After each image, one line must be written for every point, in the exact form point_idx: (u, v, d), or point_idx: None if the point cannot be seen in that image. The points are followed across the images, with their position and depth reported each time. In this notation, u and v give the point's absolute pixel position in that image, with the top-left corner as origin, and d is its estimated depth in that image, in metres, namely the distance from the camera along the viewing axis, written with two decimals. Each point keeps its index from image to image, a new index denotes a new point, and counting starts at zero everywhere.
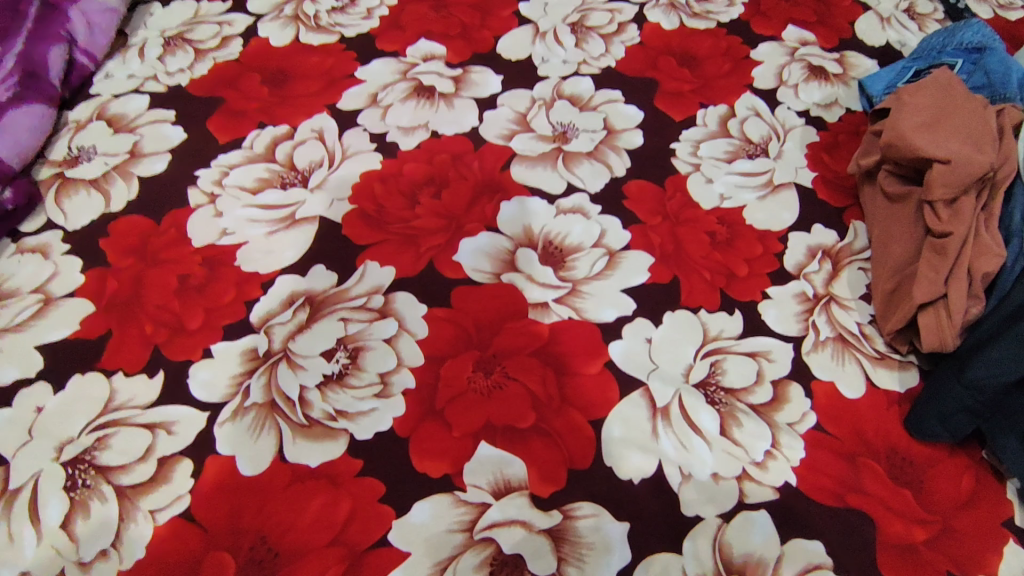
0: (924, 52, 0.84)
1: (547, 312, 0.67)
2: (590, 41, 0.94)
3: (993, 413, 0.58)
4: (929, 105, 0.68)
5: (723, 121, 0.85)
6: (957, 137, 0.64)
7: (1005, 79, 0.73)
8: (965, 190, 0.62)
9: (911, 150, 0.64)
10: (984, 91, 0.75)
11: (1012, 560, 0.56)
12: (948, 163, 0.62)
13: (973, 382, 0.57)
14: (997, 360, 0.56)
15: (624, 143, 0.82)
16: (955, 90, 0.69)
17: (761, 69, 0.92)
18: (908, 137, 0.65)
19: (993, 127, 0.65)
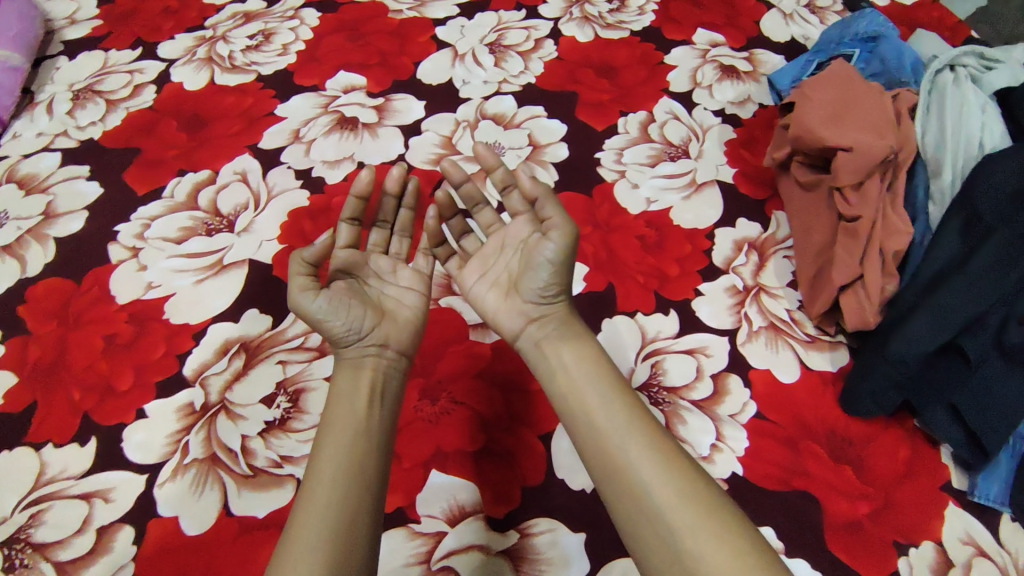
0: (825, 44, 0.88)
1: (488, 331, 0.67)
2: (509, 59, 0.96)
3: (919, 386, 0.61)
4: (833, 95, 0.70)
5: (644, 127, 0.88)
6: (860, 124, 0.67)
7: (900, 65, 0.78)
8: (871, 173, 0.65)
9: (817, 141, 0.67)
10: (881, 79, 0.79)
11: (954, 522, 0.58)
12: (852, 150, 0.65)
13: (897, 356, 0.60)
14: (916, 334, 0.59)
15: (550, 158, 0.84)
16: (853, 80, 0.71)
17: (676, 73, 0.95)
18: (814, 129, 0.68)
19: (894, 111, 0.68)
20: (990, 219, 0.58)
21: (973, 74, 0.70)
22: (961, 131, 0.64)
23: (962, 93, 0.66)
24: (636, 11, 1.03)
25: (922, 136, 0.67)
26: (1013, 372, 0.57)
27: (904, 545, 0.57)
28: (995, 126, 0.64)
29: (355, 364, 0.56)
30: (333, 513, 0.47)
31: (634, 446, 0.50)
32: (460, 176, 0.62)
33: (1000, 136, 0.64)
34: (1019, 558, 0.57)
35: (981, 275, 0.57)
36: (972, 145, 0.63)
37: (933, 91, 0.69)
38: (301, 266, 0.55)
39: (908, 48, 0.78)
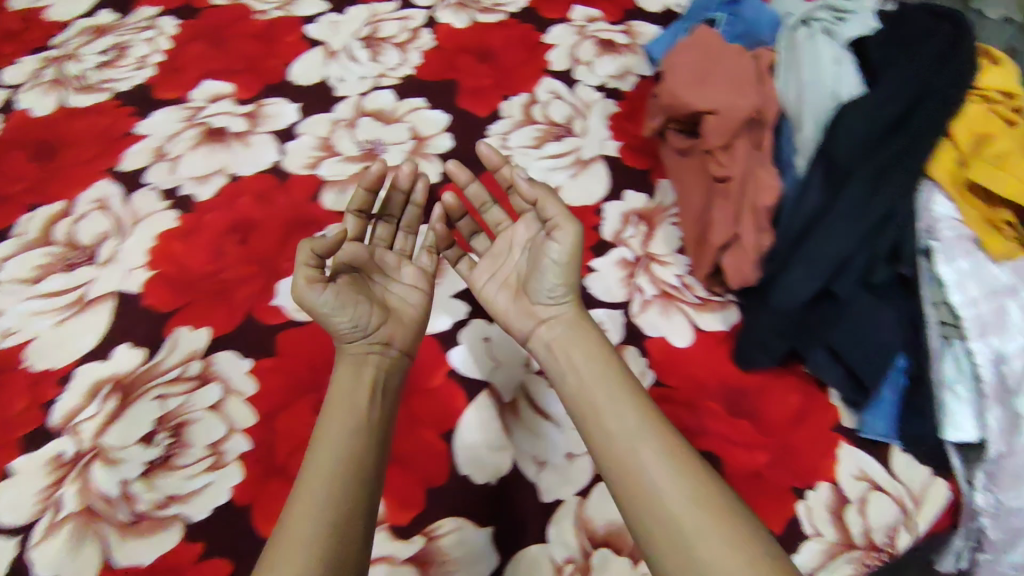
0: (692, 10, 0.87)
1: None
2: (385, 53, 0.93)
3: (802, 331, 0.63)
4: (697, 61, 0.71)
5: (527, 109, 0.87)
6: (723, 86, 0.68)
7: (761, 27, 0.80)
8: (737, 133, 0.66)
9: (684, 107, 0.68)
10: (746, 40, 0.81)
11: (847, 461, 0.60)
12: (716, 113, 0.66)
13: (777, 308, 0.63)
14: (794, 283, 0.61)
15: (434, 149, 0.82)
16: (714, 44, 0.72)
17: (555, 52, 0.94)
18: (679, 95, 0.68)
19: (754, 70, 0.69)
20: (846, 165, 0.62)
21: (826, 26, 0.72)
22: (817, 85, 0.66)
23: (816, 47, 0.68)
24: None
25: (783, 93, 0.69)
26: (880, 307, 0.60)
27: (802, 489, 0.59)
28: (850, 77, 0.66)
29: (362, 357, 0.58)
30: (334, 507, 0.48)
31: (645, 451, 0.51)
32: (464, 178, 0.68)
33: (855, 86, 0.65)
34: (912, 486, 0.60)
35: (844, 221, 0.60)
36: (827, 96, 0.65)
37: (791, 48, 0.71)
38: (306, 262, 0.55)
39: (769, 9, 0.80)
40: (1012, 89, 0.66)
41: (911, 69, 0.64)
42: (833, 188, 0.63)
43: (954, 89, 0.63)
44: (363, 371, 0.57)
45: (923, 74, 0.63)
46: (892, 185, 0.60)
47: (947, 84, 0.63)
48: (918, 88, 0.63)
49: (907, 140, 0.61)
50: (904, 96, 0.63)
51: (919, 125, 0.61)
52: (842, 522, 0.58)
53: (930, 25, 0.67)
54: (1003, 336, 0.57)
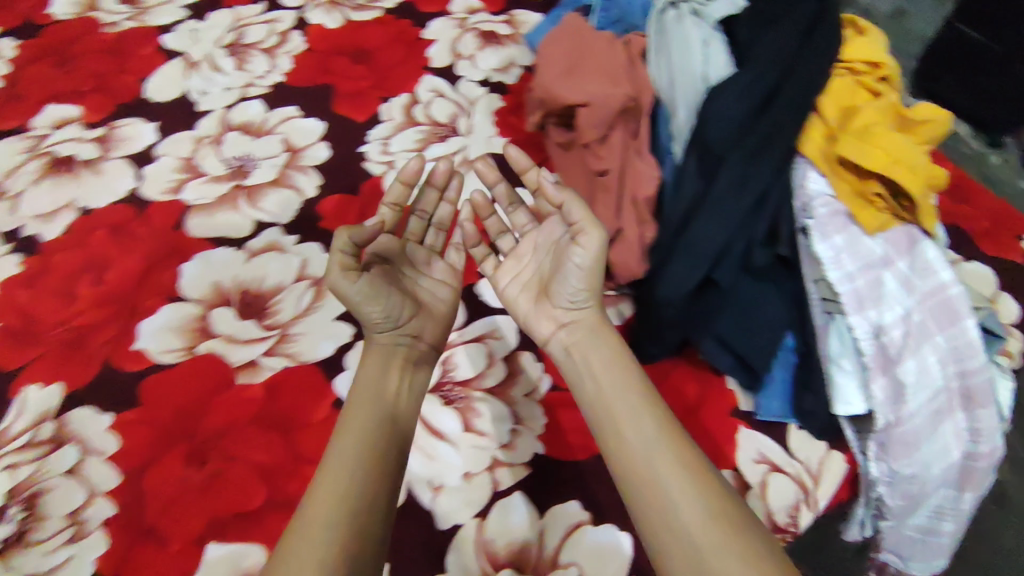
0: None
1: (258, 370, 0.62)
2: (252, 60, 0.87)
3: (692, 321, 0.61)
4: (568, 51, 0.69)
5: (408, 110, 0.83)
6: (594, 77, 0.66)
7: (631, 10, 0.75)
8: (611, 125, 0.65)
9: (558, 101, 0.66)
10: (619, 26, 0.77)
11: (746, 445, 0.60)
12: (588, 105, 0.64)
13: (665, 299, 0.59)
14: (676, 274, 0.59)
15: (310, 161, 0.77)
16: (584, 33, 0.70)
17: (436, 47, 0.90)
18: (552, 89, 0.66)
19: (625, 59, 0.68)
20: (717, 148, 0.60)
21: (695, 7, 0.70)
22: (685, 69, 0.65)
23: (684, 30, 0.66)
24: None
25: (656, 78, 0.67)
26: (762, 290, 0.61)
27: None
28: (720, 58, 0.64)
29: (389, 349, 0.58)
30: (342, 524, 0.45)
31: (664, 461, 0.49)
32: (494, 177, 0.66)
33: (724, 67, 0.64)
34: (809, 464, 0.60)
35: (721, 206, 0.59)
36: (696, 79, 0.64)
37: (661, 32, 0.69)
38: (345, 246, 0.54)
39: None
40: (881, 61, 0.65)
41: (776, 47, 0.63)
42: (708, 173, 0.62)
43: (818, 66, 0.62)
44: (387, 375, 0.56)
45: (787, 51, 0.63)
46: (763, 166, 0.59)
47: (811, 67, 0.63)
48: (784, 66, 0.62)
49: (776, 120, 0.61)
50: (772, 74, 0.62)
51: (786, 103, 0.61)
52: None
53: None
54: (878, 308, 0.57)
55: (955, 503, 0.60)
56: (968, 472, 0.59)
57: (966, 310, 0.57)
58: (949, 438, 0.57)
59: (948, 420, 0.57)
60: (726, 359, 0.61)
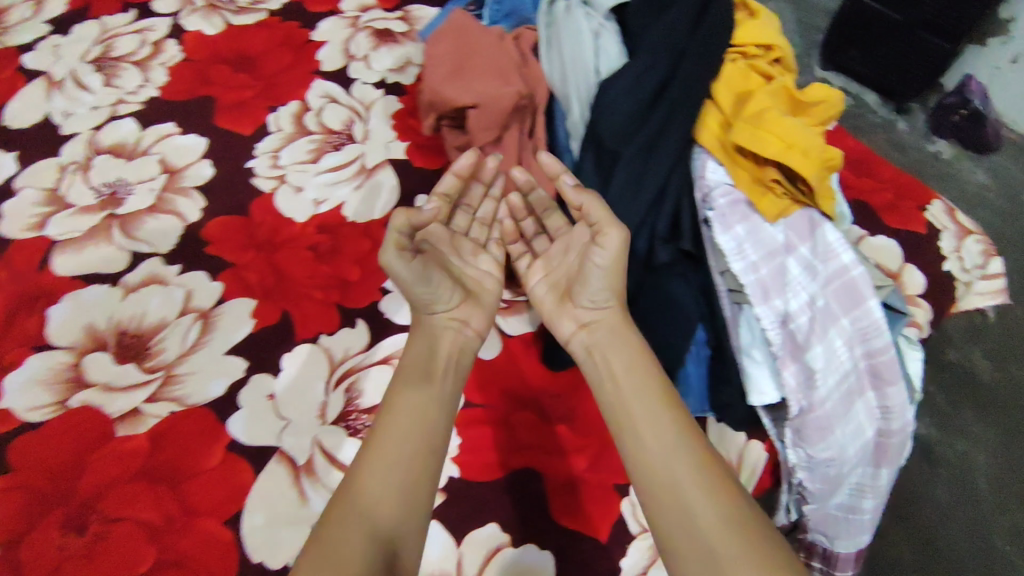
0: None
1: (141, 419, 0.56)
2: (123, 75, 0.81)
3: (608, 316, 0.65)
4: (452, 51, 0.66)
5: (298, 119, 0.77)
6: (482, 75, 0.63)
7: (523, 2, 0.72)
8: (504, 127, 0.62)
9: (447, 104, 0.63)
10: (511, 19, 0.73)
11: None
12: (478, 107, 0.61)
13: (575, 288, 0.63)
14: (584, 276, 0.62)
15: (191, 181, 0.71)
16: (470, 28, 0.67)
17: (326, 49, 0.85)
18: (440, 93, 0.63)
19: (515, 55, 0.65)
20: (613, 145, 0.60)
21: None
22: (578, 63, 0.63)
23: (574, 21, 0.64)
24: None
25: (549, 72, 0.65)
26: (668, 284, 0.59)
27: (625, 485, 0.57)
28: (612, 49, 0.63)
29: (436, 332, 0.58)
30: (376, 552, 0.45)
31: (682, 465, 0.50)
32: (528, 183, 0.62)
33: (617, 56, 0.63)
34: (729, 457, 0.60)
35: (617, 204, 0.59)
36: (590, 73, 0.63)
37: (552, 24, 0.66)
38: (399, 228, 0.53)
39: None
40: (772, 43, 0.64)
41: (666, 35, 0.62)
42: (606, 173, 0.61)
43: (708, 52, 0.61)
44: (430, 369, 0.55)
45: (677, 38, 0.61)
46: (659, 160, 0.59)
47: (703, 47, 0.61)
48: (675, 54, 0.61)
49: (670, 111, 0.60)
50: (663, 63, 0.61)
51: (680, 93, 0.60)
52: None
53: None
54: (783, 296, 0.56)
55: (873, 479, 0.60)
56: (883, 448, 0.58)
57: (869, 292, 0.55)
58: (862, 417, 0.56)
59: (859, 401, 0.56)
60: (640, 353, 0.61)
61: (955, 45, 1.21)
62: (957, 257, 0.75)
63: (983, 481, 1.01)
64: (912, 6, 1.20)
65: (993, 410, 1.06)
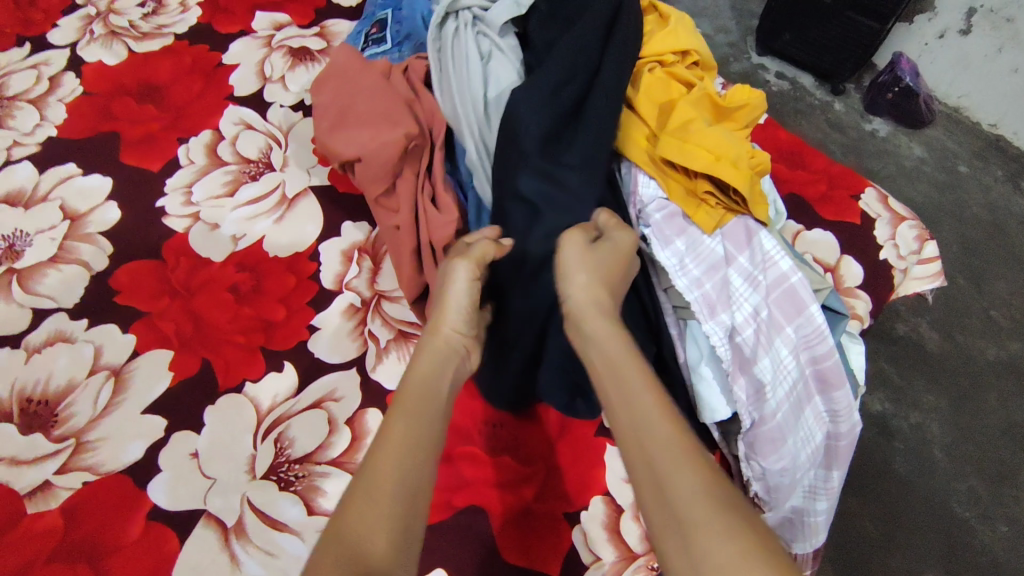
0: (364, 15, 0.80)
1: (50, 493, 0.52)
2: (17, 114, 0.75)
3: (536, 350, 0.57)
4: (334, 97, 0.64)
5: (211, 150, 0.73)
6: (368, 123, 0.61)
7: (417, 24, 0.72)
8: (395, 172, 0.61)
9: (334, 156, 0.62)
10: (409, 42, 0.73)
11: (614, 464, 0.57)
12: (362, 160, 0.60)
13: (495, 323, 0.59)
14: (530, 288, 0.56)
15: (96, 226, 0.67)
16: (351, 70, 0.65)
17: (238, 73, 0.80)
18: (326, 144, 0.63)
19: (404, 91, 0.65)
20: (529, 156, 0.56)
21: (475, 14, 0.66)
22: (466, 88, 0.61)
23: (462, 44, 0.63)
24: (177, 11, 0.87)
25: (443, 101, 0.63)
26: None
27: (576, 513, 0.55)
28: (502, 71, 0.62)
29: (444, 355, 0.50)
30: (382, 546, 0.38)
31: (658, 433, 0.41)
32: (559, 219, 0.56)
33: (508, 77, 0.62)
34: None
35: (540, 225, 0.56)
36: (478, 99, 0.61)
37: (442, 48, 0.65)
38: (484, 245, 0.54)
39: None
40: (686, 48, 0.65)
41: (575, 45, 0.60)
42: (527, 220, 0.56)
43: (624, 66, 0.60)
44: (438, 392, 0.48)
45: (588, 54, 0.60)
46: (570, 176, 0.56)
47: (615, 61, 0.60)
48: (587, 71, 0.60)
49: (586, 127, 0.58)
50: (576, 79, 0.59)
51: (602, 106, 0.58)
52: (619, 535, 0.54)
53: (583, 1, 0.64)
54: (728, 310, 0.56)
55: (824, 481, 0.60)
56: (833, 450, 0.59)
57: (810, 297, 0.55)
58: (810, 422, 0.57)
59: (808, 406, 0.57)
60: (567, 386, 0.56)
61: (884, 24, 1.22)
62: (892, 245, 0.75)
63: (938, 448, 1.02)
64: None
65: (943, 378, 1.08)
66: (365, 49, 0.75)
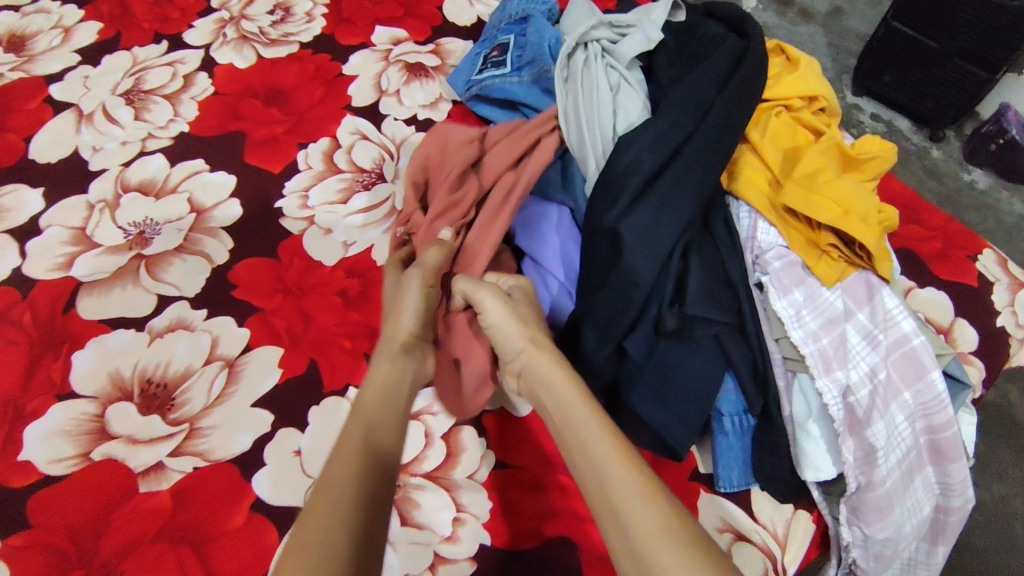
0: (486, 35, 0.84)
1: (164, 474, 0.54)
2: (152, 108, 0.80)
3: (633, 373, 0.57)
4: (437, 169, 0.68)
5: (328, 156, 0.76)
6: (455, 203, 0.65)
7: (542, 52, 0.75)
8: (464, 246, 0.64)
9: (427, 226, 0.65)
10: (529, 68, 0.76)
11: (708, 512, 0.56)
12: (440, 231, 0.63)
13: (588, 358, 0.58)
14: (610, 307, 0.56)
15: (220, 221, 0.70)
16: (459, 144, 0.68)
17: (357, 84, 0.83)
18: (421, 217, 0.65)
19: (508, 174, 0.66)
20: (630, 194, 0.57)
21: (605, 46, 0.71)
22: (595, 121, 0.65)
23: (593, 74, 0.68)
24: (303, 19, 0.91)
25: (565, 124, 0.66)
26: (688, 353, 0.56)
27: None
28: (630, 105, 0.67)
29: (405, 361, 0.53)
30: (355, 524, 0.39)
31: (609, 469, 0.44)
32: (671, 251, 0.56)
33: (637, 112, 0.66)
34: (775, 529, 0.56)
35: (649, 262, 0.55)
36: (607, 130, 0.65)
37: (570, 78, 0.68)
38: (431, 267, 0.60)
39: (550, 29, 0.78)
40: (814, 93, 0.65)
41: (693, 88, 0.62)
42: (638, 249, 0.55)
43: (733, 110, 0.61)
44: (399, 393, 0.51)
45: (702, 98, 0.61)
46: (678, 216, 0.56)
47: (729, 105, 0.61)
48: (698, 112, 0.61)
49: (685, 166, 0.58)
50: (686, 120, 0.60)
51: (700, 149, 0.59)
52: None
53: (715, 37, 0.69)
54: (845, 368, 0.54)
55: (927, 555, 0.57)
56: (940, 525, 0.56)
57: (931, 363, 0.54)
58: (920, 492, 0.55)
59: (918, 476, 0.55)
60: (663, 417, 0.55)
61: (993, 74, 1.16)
62: (1010, 312, 0.71)
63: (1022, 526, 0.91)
64: (950, 34, 1.15)
65: None
66: (485, 71, 0.79)
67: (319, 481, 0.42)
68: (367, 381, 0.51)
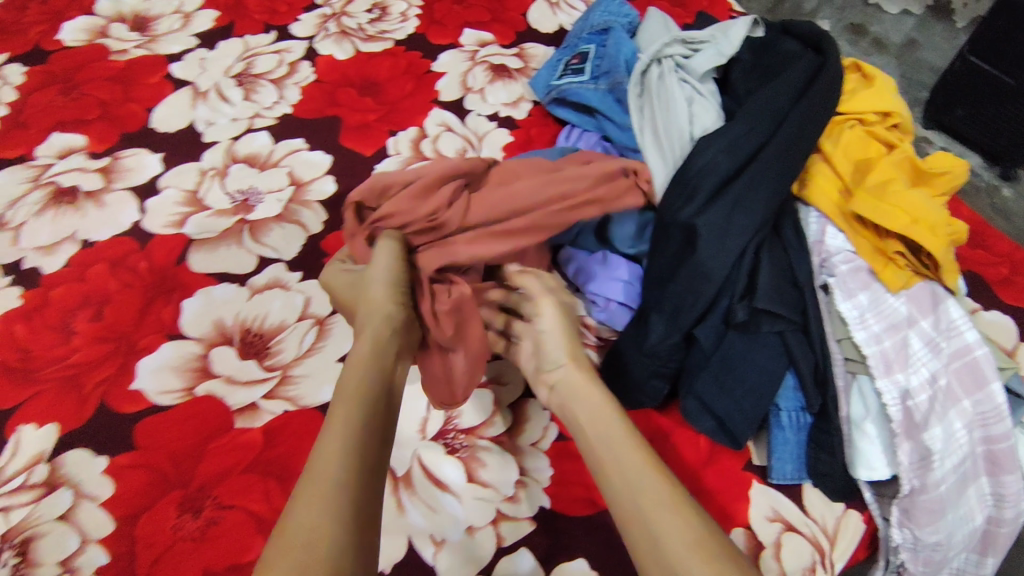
0: (567, 43, 0.89)
1: (257, 414, 0.60)
2: (259, 90, 0.87)
3: (696, 363, 0.60)
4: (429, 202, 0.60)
5: (415, 144, 0.81)
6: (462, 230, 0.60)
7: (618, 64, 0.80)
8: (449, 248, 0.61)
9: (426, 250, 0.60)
10: (605, 78, 0.81)
11: (759, 502, 0.58)
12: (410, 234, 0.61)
13: (652, 349, 0.60)
14: (680, 295, 0.59)
15: (315, 195, 0.76)
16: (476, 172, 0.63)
17: (445, 81, 0.89)
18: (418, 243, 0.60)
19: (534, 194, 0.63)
20: (707, 192, 0.61)
21: (678, 61, 0.75)
22: (672, 128, 0.69)
23: (669, 86, 0.72)
24: (398, 19, 0.98)
25: (640, 132, 0.71)
26: (754, 346, 0.58)
27: None
28: (704, 114, 0.70)
29: (389, 328, 0.53)
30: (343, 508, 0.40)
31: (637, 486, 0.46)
32: (744, 246, 0.59)
33: (711, 121, 0.70)
34: (825, 524, 0.57)
35: (723, 257, 0.58)
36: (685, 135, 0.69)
37: (643, 92, 0.74)
38: (389, 248, 0.59)
39: (628, 43, 0.82)
40: (889, 109, 0.67)
41: (770, 98, 0.65)
42: (717, 240, 0.59)
43: (807, 121, 0.63)
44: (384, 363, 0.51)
45: (778, 107, 0.64)
46: (752, 215, 0.60)
47: (806, 115, 0.64)
48: (775, 120, 0.64)
49: (763, 167, 0.61)
50: (764, 126, 0.63)
51: (777, 153, 0.62)
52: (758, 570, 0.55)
53: (791, 54, 0.72)
54: (905, 372, 0.56)
55: (975, 566, 0.58)
56: (991, 537, 0.57)
57: (992, 373, 0.55)
58: (972, 501, 0.56)
59: (972, 485, 0.56)
60: (725, 404, 0.57)
61: None
62: None
63: None
64: None
65: None
66: (564, 77, 0.83)
67: (311, 462, 0.43)
68: (346, 365, 0.50)
